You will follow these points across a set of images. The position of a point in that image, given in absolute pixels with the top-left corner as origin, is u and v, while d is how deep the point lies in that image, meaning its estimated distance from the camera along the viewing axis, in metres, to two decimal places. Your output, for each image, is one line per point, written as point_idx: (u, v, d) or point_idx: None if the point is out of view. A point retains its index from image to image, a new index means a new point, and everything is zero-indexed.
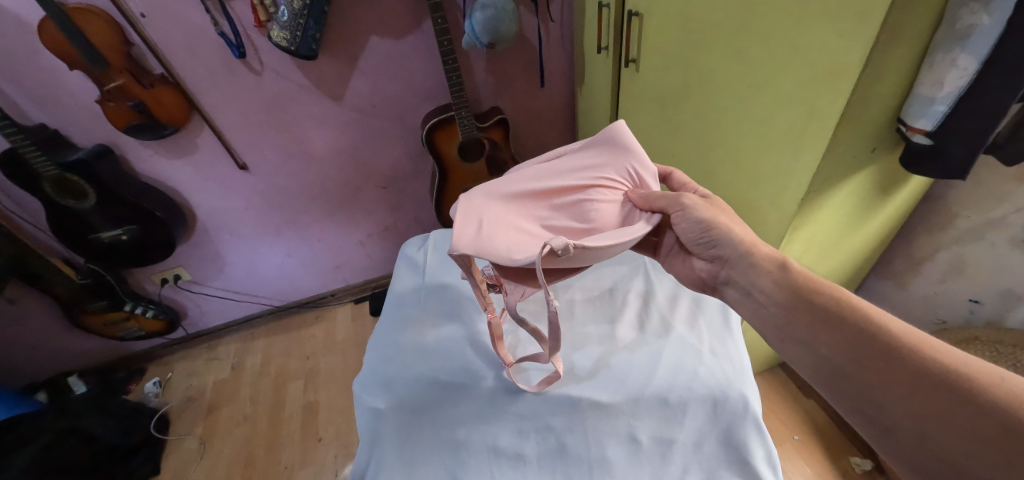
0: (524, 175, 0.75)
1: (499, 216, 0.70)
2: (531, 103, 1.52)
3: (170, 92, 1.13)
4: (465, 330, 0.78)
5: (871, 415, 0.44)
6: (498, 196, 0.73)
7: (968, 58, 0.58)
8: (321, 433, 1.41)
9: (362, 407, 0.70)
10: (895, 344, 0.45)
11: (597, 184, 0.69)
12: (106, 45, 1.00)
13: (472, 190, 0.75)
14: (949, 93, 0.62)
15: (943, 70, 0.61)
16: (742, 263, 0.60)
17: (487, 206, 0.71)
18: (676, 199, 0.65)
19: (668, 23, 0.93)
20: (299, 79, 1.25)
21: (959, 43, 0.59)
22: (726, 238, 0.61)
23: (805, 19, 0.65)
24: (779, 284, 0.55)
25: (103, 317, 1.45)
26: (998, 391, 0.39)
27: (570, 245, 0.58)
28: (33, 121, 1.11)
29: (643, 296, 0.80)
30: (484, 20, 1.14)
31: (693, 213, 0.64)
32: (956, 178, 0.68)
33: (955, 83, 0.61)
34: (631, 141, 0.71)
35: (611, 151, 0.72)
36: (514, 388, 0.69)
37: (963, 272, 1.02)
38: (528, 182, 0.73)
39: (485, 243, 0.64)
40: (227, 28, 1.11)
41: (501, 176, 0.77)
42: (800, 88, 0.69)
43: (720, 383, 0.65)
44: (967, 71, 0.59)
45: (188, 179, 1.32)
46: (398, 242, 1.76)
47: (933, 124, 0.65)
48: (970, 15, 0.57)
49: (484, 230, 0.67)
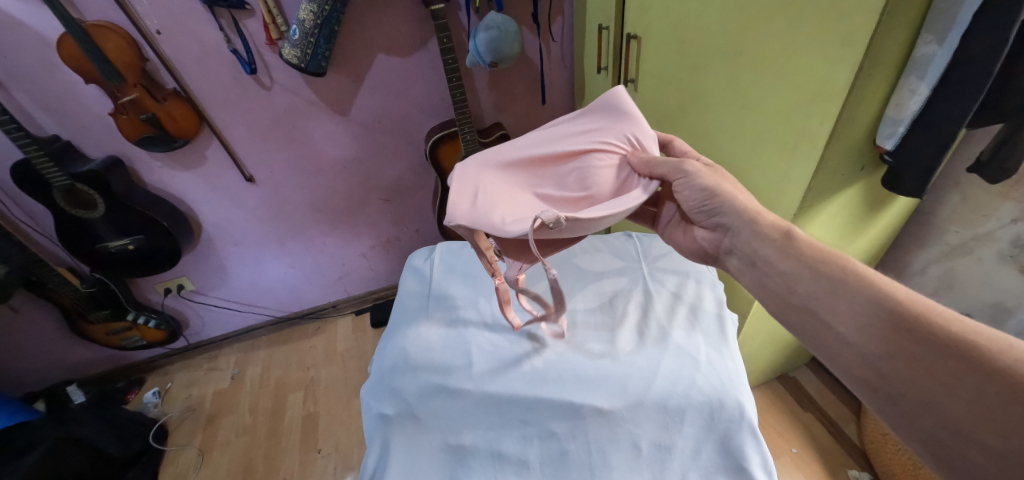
0: (523, 144, 0.79)
1: (499, 188, 0.73)
2: (532, 119, 1.56)
3: (182, 106, 1.16)
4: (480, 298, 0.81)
5: (873, 381, 0.43)
6: (497, 168, 0.76)
7: (923, 85, 0.63)
8: (321, 445, 1.40)
9: (370, 412, 0.72)
10: (901, 310, 0.43)
11: (594, 149, 0.71)
12: (123, 61, 1.04)
13: (472, 162, 0.78)
14: (906, 116, 0.66)
15: (902, 96, 0.65)
16: (746, 231, 0.59)
17: (485, 177, 0.75)
18: (676, 165, 0.65)
19: (664, 47, 0.97)
20: (307, 95, 1.29)
21: (914, 70, 0.63)
22: (731, 205, 0.61)
23: (792, 45, 0.69)
24: (784, 253, 0.54)
25: (105, 326, 1.46)
26: (1008, 358, 0.37)
27: (562, 218, 0.59)
28: (46, 132, 1.13)
29: (642, 306, 0.81)
30: (489, 39, 1.18)
31: (696, 180, 0.64)
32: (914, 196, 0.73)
33: (910, 106, 0.65)
34: (630, 105, 0.74)
35: (609, 116, 0.75)
36: (524, 375, 0.72)
37: (954, 287, 1.04)
38: (528, 150, 0.77)
39: (481, 211, 0.69)
40: (240, 45, 1.15)
41: (501, 147, 0.80)
42: (793, 111, 0.72)
43: (717, 390, 0.67)
44: (922, 96, 0.63)
45: (195, 191, 1.35)
46: (399, 255, 1.78)
47: (892, 143, 0.69)
48: (924, 45, 0.61)
49: (481, 200, 0.71)
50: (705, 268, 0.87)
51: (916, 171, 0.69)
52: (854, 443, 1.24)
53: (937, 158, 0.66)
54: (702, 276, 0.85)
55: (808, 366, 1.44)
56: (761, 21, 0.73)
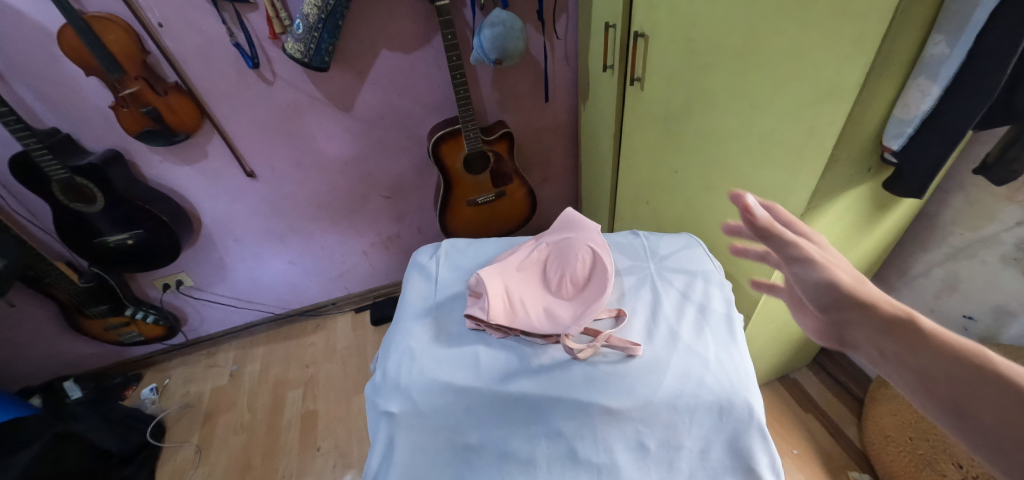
0: (504, 254, 0.89)
1: (521, 291, 0.80)
2: (535, 117, 1.55)
3: (183, 99, 1.14)
4: (485, 305, 0.76)
5: None
6: (512, 272, 0.82)
7: (934, 86, 0.62)
8: (320, 442, 1.40)
9: (375, 410, 0.70)
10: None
11: (588, 261, 0.82)
12: (124, 53, 1.02)
13: (490, 268, 0.81)
14: (914, 117, 0.65)
15: (910, 96, 0.65)
16: (862, 321, 0.41)
17: (509, 283, 0.80)
18: (786, 250, 0.46)
19: (672, 45, 0.97)
20: (310, 90, 1.28)
21: (925, 70, 0.62)
22: (854, 305, 0.42)
23: (802, 43, 0.69)
24: (872, 325, 0.41)
25: (103, 321, 1.45)
26: None
27: (593, 347, 0.72)
28: (46, 125, 1.12)
29: (651, 307, 0.79)
30: (494, 36, 1.17)
31: (813, 278, 0.45)
32: (918, 197, 0.73)
33: (919, 108, 0.64)
34: (581, 217, 0.91)
35: (569, 224, 0.91)
36: (530, 373, 0.71)
37: (957, 289, 1.04)
38: (510, 255, 0.87)
39: (518, 318, 0.76)
40: (243, 39, 1.14)
41: (512, 255, 0.86)
42: (802, 110, 0.72)
43: (726, 390, 0.66)
44: (931, 96, 0.63)
45: (196, 185, 1.34)
46: (401, 252, 1.78)
47: (899, 143, 0.68)
48: (935, 45, 0.60)
49: (514, 308, 0.77)
50: (713, 268, 0.86)
51: (920, 172, 0.69)
52: (855, 445, 1.24)
53: (942, 161, 0.66)
54: (710, 276, 0.84)
55: (808, 367, 1.44)
56: (770, 20, 0.72)
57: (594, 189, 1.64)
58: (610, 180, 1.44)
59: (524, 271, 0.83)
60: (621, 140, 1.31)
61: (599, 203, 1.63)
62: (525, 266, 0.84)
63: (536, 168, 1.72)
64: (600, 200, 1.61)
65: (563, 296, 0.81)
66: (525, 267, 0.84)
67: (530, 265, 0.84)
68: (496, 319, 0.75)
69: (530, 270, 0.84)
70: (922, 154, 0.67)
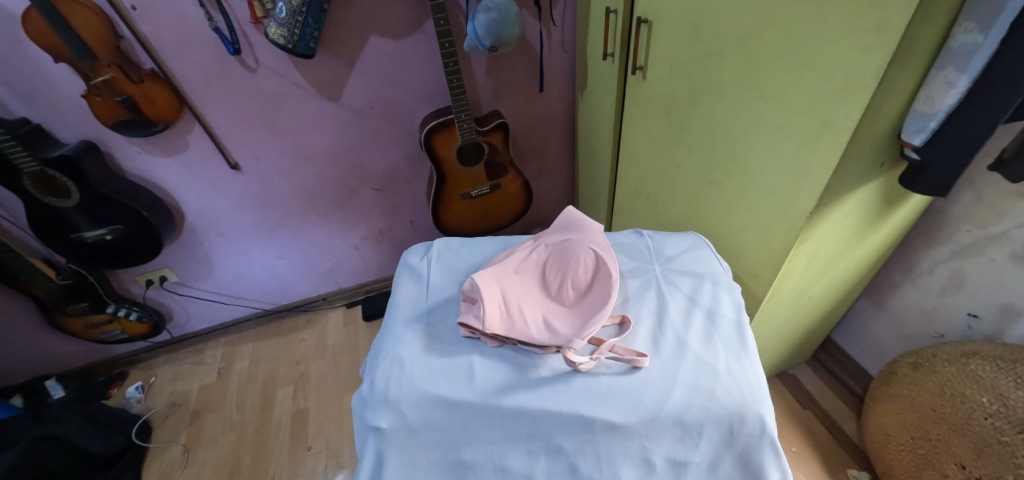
0: (501, 256, 0.85)
1: (518, 296, 0.76)
2: (532, 107, 1.50)
3: (159, 87, 1.08)
4: (480, 313, 0.72)
5: None
6: (510, 276, 0.78)
7: (963, 78, 0.58)
8: (310, 442, 1.36)
9: (364, 424, 0.67)
10: None
11: (590, 263, 0.78)
12: (93, 38, 0.95)
13: (486, 272, 0.77)
14: (939, 111, 0.61)
15: (936, 88, 0.61)
16: None
17: (506, 288, 0.76)
18: None
19: (678, 32, 0.92)
20: (295, 78, 1.22)
21: (954, 60, 0.58)
22: None
23: (818, 32, 0.64)
24: None
25: (84, 319, 1.39)
26: None
27: (597, 358, 0.68)
28: (14, 115, 1.05)
29: (656, 313, 0.76)
30: (488, 22, 1.12)
31: None
32: (940, 194, 0.68)
33: (945, 101, 0.60)
34: (583, 216, 0.87)
35: (569, 224, 0.87)
36: (530, 385, 0.67)
37: (963, 286, 1.01)
38: (507, 257, 0.82)
39: (517, 326, 0.72)
40: (222, 23, 1.07)
41: (510, 257, 0.82)
42: (815, 103, 0.69)
43: (737, 403, 0.63)
44: (960, 89, 0.59)
45: (177, 178, 1.28)
46: (393, 247, 1.73)
47: (921, 139, 0.65)
48: (965, 33, 0.56)
49: (513, 316, 0.73)
50: (721, 271, 0.83)
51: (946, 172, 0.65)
52: (853, 441, 1.23)
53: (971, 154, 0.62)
54: (719, 279, 0.81)
55: (806, 363, 1.43)
56: (784, 7, 0.68)
57: (592, 182, 1.60)
58: (609, 173, 1.40)
59: (523, 275, 0.79)
60: (621, 131, 1.27)
61: (597, 196, 1.59)
62: (523, 270, 0.80)
63: (533, 160, 1.67)
64: (598, 193, 1.57)
65: (563, 301, 0.77)
66: (523, 270, 0.80)
67: (528, 268, 0.80)
68: (493, 328, 0.70)
69: (528, 273, 0.80)
70: (945, 150, 0.64)
